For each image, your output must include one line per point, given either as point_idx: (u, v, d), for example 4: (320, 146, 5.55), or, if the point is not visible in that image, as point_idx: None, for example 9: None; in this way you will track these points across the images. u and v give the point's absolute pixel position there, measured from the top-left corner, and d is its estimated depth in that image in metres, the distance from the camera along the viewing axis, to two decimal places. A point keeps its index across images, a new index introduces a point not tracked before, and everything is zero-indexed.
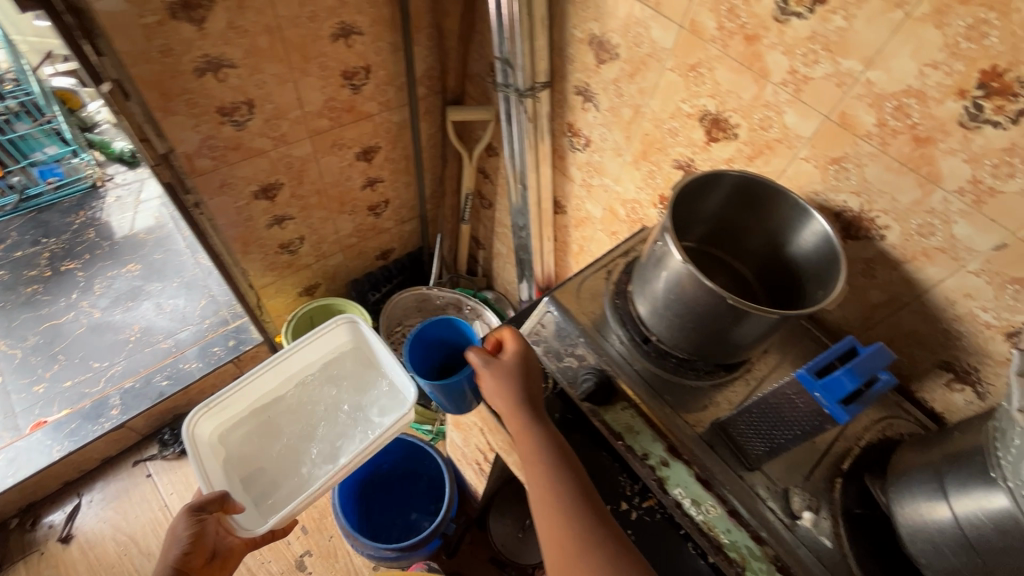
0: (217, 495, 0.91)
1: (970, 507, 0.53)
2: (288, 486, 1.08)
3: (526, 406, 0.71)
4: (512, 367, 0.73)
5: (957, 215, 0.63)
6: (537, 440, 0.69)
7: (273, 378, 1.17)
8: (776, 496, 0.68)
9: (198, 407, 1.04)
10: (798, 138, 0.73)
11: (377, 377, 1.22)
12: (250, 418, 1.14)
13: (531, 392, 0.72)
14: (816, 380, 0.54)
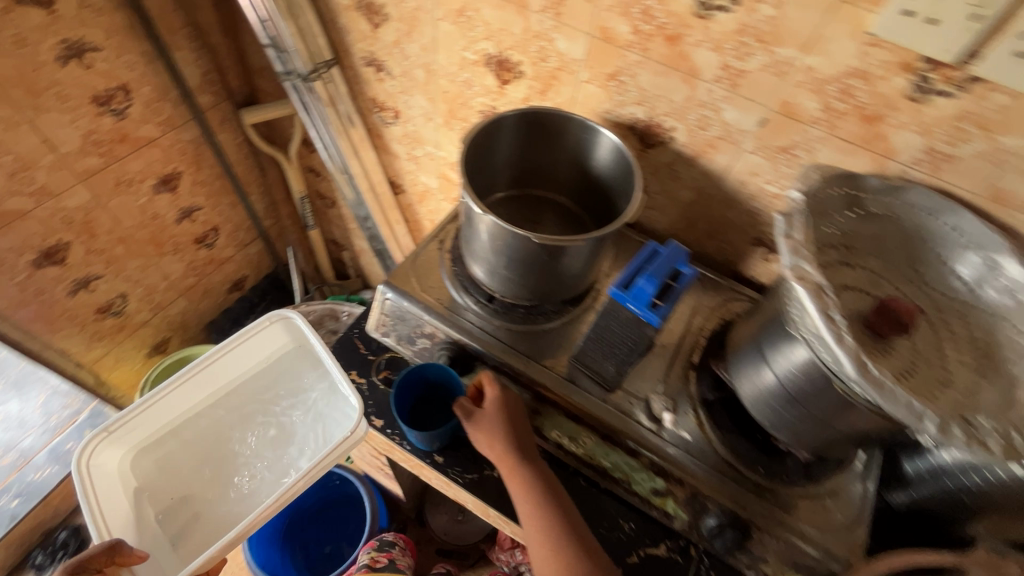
0: (104, 545, 0.66)
1: (782, 363, 0.59)
2: (202, 525, 0.85)
3: (514, 446, 0.67)
4: (499, 410, 0.68)
5: (722, 101, 0.66)
6: (529, 476, 0.66)
7: (196, 390, 0.91)
8: (640, 407, 0.70)
9: (93, 433, 0.79)
10: (575, 62, 0.73)
11: (312, 390, 0.94)
12: (158, 445, 0.89)
13: (521, 431, 0.68)
14: (627, 292, 0.55)
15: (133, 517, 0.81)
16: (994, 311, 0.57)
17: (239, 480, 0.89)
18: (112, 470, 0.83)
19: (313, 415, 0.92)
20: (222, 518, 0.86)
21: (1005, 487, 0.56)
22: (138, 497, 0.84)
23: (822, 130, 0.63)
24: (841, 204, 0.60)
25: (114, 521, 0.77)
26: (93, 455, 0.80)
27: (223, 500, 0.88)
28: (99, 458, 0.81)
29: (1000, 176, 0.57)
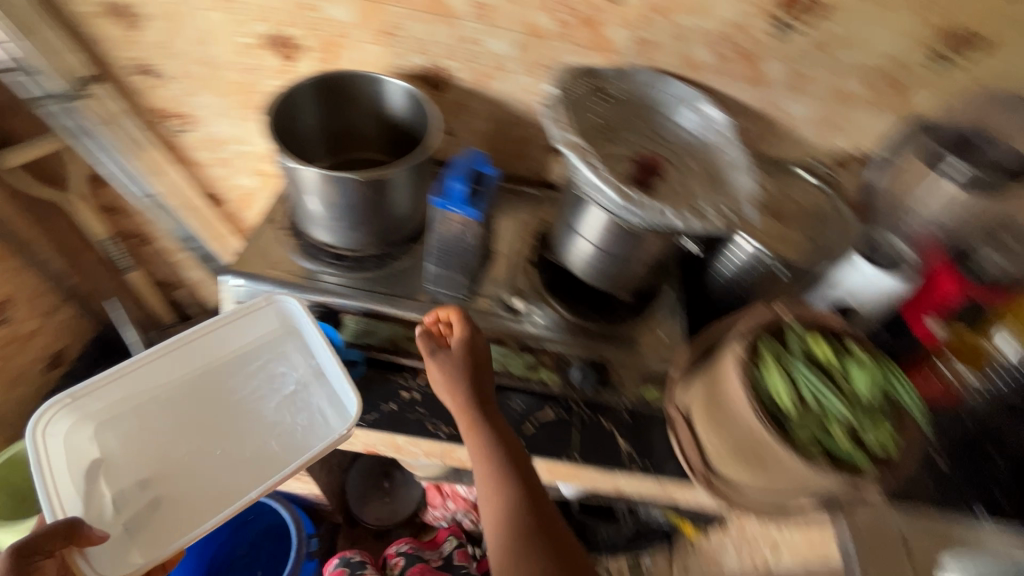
0: (61, 525, 0.64)
1: (586, 224, 0.76)
2: (165, 515, 0.76)
3: (473, 404, 0.72)
4: (459, 364, 0.72)
5: (482, 34, 0.79)
6: (485, 437, 0.70)
7: (177, 362, 0.84)
8: (495, 303, 0.82)
9: (61, 395, 0.74)
10: (349, 26, 0.80)
11: (300, 379, 0.86)
12: (128, 417, 0.81)
13: (481, 390, 0.73)
14: (445, 198, 0.64)
15: (86, 498, 0.72)
16: (706, 144, 0.79)
17: (212, 468, 0.80)
18: (67, 446, 0.75)
19: (304, 410, 0.85)
20: (187, 515, 0.76)
21: (758, 275, 0.82)
22: (92, 474, 0.75)
23: (562, 42, 0.78)
24: (591, 96, 0.78)
25: (63, 496, 0.70)
26: (54, 420, 0.74)
27: (189, 500, 0.77)
28: (57, 429, 0.74)
29: (685, 47, 0.77)
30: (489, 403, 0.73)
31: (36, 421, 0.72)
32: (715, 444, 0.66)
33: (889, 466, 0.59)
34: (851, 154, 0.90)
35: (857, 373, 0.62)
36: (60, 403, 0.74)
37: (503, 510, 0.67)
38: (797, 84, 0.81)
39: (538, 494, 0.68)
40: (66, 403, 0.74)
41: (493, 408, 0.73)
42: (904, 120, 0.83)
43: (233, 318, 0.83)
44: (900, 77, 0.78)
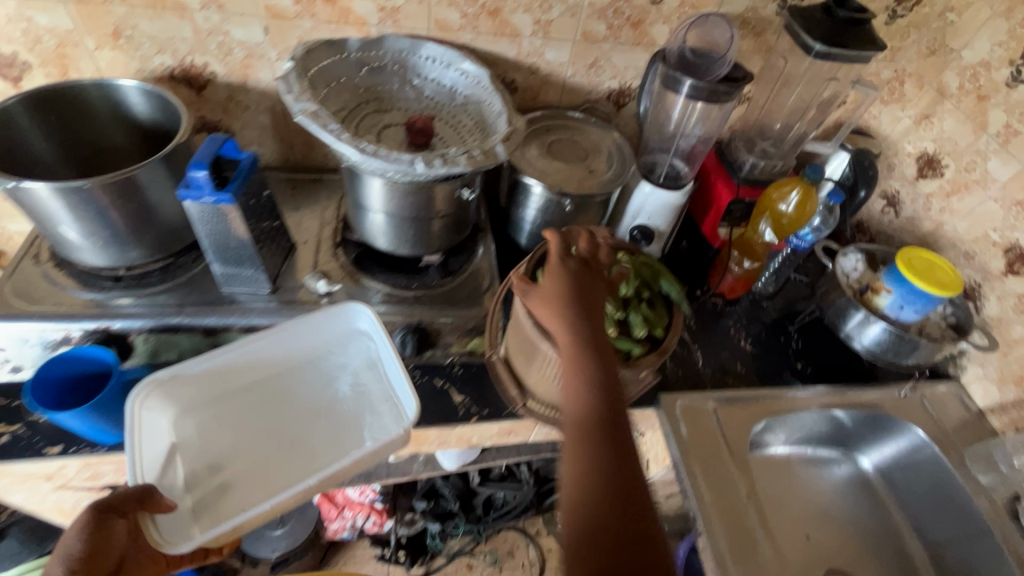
0: (135, 490, 0.62)
1: (370, 197, 0.77)
2: (229, 499, 0.70)
3: (580, 306, 0.61)
4: (569, 276, 0.62)
5: (223, 24, 0.77)
6: (590, 347, 0.59)
7: (259, 356, 0.78)
8: (301, 291, 0.80)
9: (147, 379, 0.69)
10: (71, 34, 0.75)
11: (362, 384, 0.81)
12: (203, 405, 0.76)
13: (589, 294, 0.62)
14: (193, 188, 0.62)
15: (159, 468, 0.69)
16: (473, 100, 0.83)
17: (281, 456, 0.75)
18: (159, 427, 0.72)
19: (357, 403, 0.80)
20: (245, 498, 0.71)
21: (551, 210, 0.88)
22: (166, 457, 0.71)
23: (309, 21, 0.79)
24: (353, 68, 0.79)
25: (148, 465, 0.68)
26: (150, 398, 0.71)
27: (248, 489, 0.72)
28: (155, 408, 0.72)
29: (430, 10, 0.81)
30: (599, 321, 0.61)
31: (138, 395, 0.70)
32: (527, 369, 0.72)
33: (656, 352, 0.66)
34: (620, 90, 0.98)
35: (624, 278, 0.69)
36: (146, 393, 0.70)
37: (589, 420, 0.56)
38: (546, 32, 0.87)
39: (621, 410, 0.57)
40: (154, 392, 0.71)
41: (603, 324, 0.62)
42: (647, 52, 0.93)
43: (305, 328, 0.78)
44: (630, 12, 0.87)
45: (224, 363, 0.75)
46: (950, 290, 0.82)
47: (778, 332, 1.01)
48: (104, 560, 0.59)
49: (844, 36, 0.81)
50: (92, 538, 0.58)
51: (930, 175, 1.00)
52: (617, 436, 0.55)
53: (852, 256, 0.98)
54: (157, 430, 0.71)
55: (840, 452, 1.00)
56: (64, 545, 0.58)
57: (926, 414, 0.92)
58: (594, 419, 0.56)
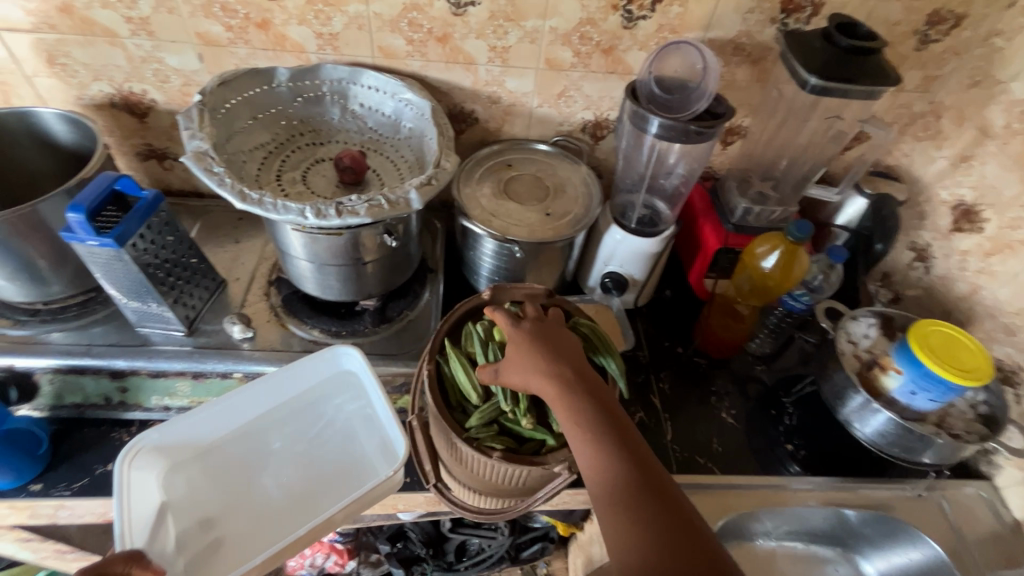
0: (123, 552, 0.52)
1: (290, 244, 0.69)
2: (224, 555, 0.64)
3: (560, 362, 0.52)
4: (536, 333, 0.54)
5: (156, 51, 0.74)
6: (578, 399, 0.50)
7: (247, 403, 0.72)
8: (219, 335, 0.75)
9: (131, 441, 0.63)
10: (7, 62, 0.73)
11: (356, 433, 0.74)
12: (195, 457, 0.70)
13: (566, 348, 0.54)
14: (74, 229, 0.59)
15: (153, 527, 0.62)
16: (416, 133, 0.76)
17: (279, 508, 0.68)
18: (149, 486, 0.65)
19: (352, 449, 0.73)
20: (242, 554, 0.64)
21: (500, 256, 0.79)
22: (158, 515, 0.64)
23: (244, 48, 0.74)
24: (285, 99, 0.75)
25: (142, 526, 0.61)
26: (140, 455, 0.64)
27: (246, 543, 0.66)
28: (144, 466, 0.65)
29: (372, 37, 0.74)
30: (587, 372, 0.53)
31: (126, 453, 0.63)
32: (440, 449, 0.62)
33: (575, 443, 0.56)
34: (596, 122, 0.88)
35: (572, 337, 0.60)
36: (135, 450, 0.63)
37: (605, 483, 0.47)
38: (504, 60, 0.78)
39: (643, 456, 0.48)
40: (144, 448, 0.65)
41: (591, 376, 0.53)
42: (624, 81, 0.82)
43: (299, 373, 0.72)
44: (599, 38, 0.77)
45: (215, 411, 0.69)
46: (976, 379, 0.66)
47: (770, 404, 0.87)
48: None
49: (844, 68, 0.68)
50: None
51: (967, 230, 0.83)
52: (644, 502, 0.45)
53: (863, 320, 0.83)
54: (148, 487, 0.65)
55: (838, 552, 0.83)
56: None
57: (944, 522, 0.76)
58: (611, 484, 0.47)
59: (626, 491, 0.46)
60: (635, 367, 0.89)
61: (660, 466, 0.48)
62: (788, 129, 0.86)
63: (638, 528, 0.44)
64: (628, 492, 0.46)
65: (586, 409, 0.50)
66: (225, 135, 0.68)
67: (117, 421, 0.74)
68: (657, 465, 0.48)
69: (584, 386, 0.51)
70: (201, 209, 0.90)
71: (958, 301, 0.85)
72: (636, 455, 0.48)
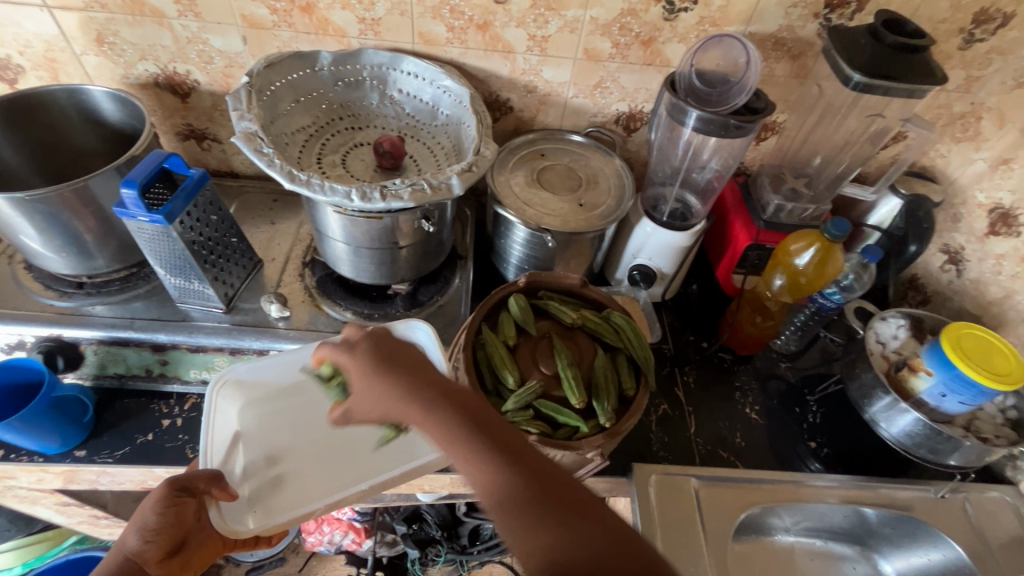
0: (208, 470, 0.61)
1: (328, 225, 0.70)
2: (285, 492, 0.65)
3: (403, 380, 0.49)
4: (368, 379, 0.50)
5: (202, 33, 0.75)
6: (443, 419, 0.47)
7: None
8: (255, 313, 0.76)
9: (220, 375, 0.67)
10: (57, 39, 0.75)
11: None
12: (271, 397, 0.71)
13: (415, 367, 0.51)
14: (127, 205, 0.61)
15: (224, 453, 0.65)
16: (453, 120, 0.77)
17: (341, 455, 0.68)
18: (229, 416, 0.68)
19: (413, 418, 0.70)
20: (303, 493, 0.65)
21: (531, 245, 0.79)
22: (230, 446, 0.67)
23: (287, 31, 0.75)
24: (327, 82, 0.76)
25: (216, 450, 0.65)
26: (226, 387, 0.68)
27: (309, 483, 0.66)
28: (229, 396, 0.69)
29: (413, 23, 0.75)
30: (449, 383, 0.50)
31: (215, 383, 0.67)
32: None
33: (606, 431, 0.58)
34: (630, 114, 0.87)
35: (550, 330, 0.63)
36: (222, 379, 0.67)
37: (489, 497, 0.44)
38: (543, 49, 0.78)
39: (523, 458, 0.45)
40: (231, 379, 0.68)
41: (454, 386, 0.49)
42: (661, 73, 0.82)
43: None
44: (639, 29, 0.77)
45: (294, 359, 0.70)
46: (1009, 384, 0.66)
47: (794, 402, 0.87)
48: (175, 534, 0.58)
49: (890, 65, 0.68)
50: (165, 514, 0.57)
51: (1004, 234, 0.81)
52: (519, 498, 0.43)
53: (892, 321, 0.83)
54: (229, 418, 0.68)
55: (856, 550, 0.84)
56: (139, 517, 0.57)
57: (967, 526, 0.76)
58: (496, 501, 0.43)
59: (498, 485, 0.44)
60: (660, 360, 0.89)
61: (544, 460, 0.45)
62: (824, 126, 0.85)
63: (535, 537, 0.41)
64: (503, 483, 0.44)
65: (458, 423, 0.46)
66: (270, 117, 0.70)
67: (155, 394, 0.76)
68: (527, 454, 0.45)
69: (452, 399, 0.48)
70: (238, 189, 0.92)
71: (991, 304, 0.84)
72: (516, 459, 0.45)
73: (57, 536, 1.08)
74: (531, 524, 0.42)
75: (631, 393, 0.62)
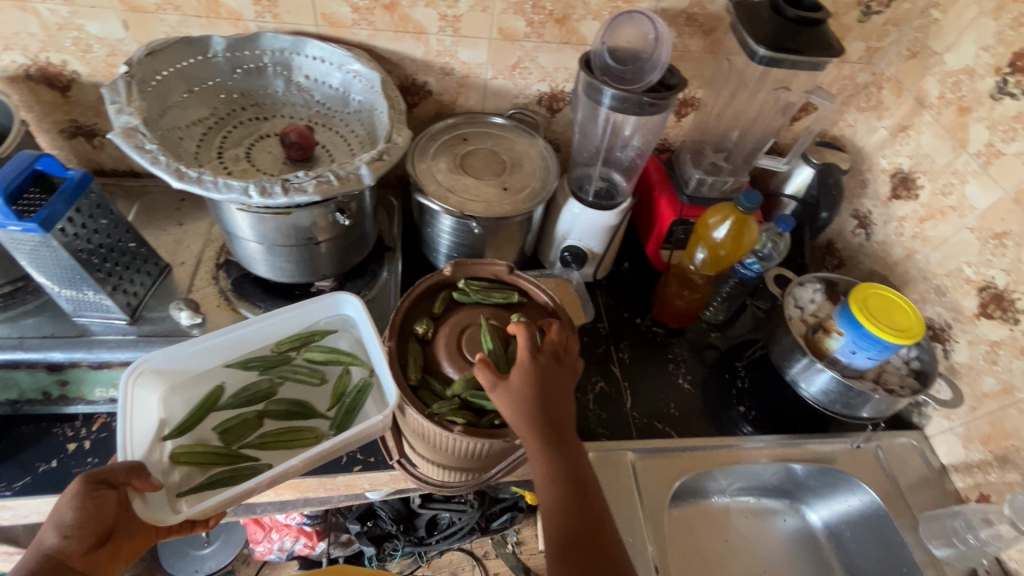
0: (125, 463, 0.55)
1: (236, 225, 0.66)
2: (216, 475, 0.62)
3: (535, 393, 0.53)
4: (536, 372, 0.54)
5: (74, 18, 0.68)
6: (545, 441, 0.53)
7: (253, 339, 0.68)
8: (164, 323, 0.71)
9: (135, 363, 0.61)
10: None
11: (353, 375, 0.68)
12: (198, 381, 0.66)
13: (555, 388, 0.55)
14: None
15: (147, 442, 0.60)
16: (366, 106, 0.73)
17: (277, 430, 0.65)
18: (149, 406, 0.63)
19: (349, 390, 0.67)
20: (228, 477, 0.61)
21: (457, 233, 0.78)
22: (153, 435, 0.62)
23: (174, 14, 0.69)
24: (223, 70, 0.71)
25: (137, 441, 0.60)
26: (143, 375, 0.62)
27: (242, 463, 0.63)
28: (147, 386, 0.63)
29: (314, 4, 0.70)
30: (565, 425, 0.54)
31: (129, 371, 0.61)
32: (405, 426, 0.63)
33: None
34: (552, 94, 0.86)
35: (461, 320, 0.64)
36: (138, 368, 0.61)
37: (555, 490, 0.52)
38: (456, 29, 0.76)
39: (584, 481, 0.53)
40: (149, 368, 0.62)
41: (565, 426, 0.54)
42: (579, 51, 0.81)
43: (294, 312, 0.68)
44: (552, 7, 0.75)
45: (219, 342, 0.66)
46: (908, 337, 0.71)
47: (724, 368, 0.90)
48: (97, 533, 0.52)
49: (791, 40, 0.70)
50: (84, 508, 0.51)
51: (904, 197, 0.86)
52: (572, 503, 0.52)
53: (810, 286, 0.87)
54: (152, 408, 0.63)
55: (786, 504, 0.89)
56: (56, 514, 0.51)
57: (880, 471, 0.82)
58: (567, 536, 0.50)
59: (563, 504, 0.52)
60: (596, 338, 0.91)
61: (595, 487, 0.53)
62: (738, 100, 0.87)
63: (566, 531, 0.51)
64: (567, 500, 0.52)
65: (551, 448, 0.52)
66: (158, 110, 0.64)
67: (59, 416, 0.70)
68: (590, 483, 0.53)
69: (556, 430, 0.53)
70: (139, 189, 0.85)
71: (896, 264, 0.89)
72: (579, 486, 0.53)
73: None
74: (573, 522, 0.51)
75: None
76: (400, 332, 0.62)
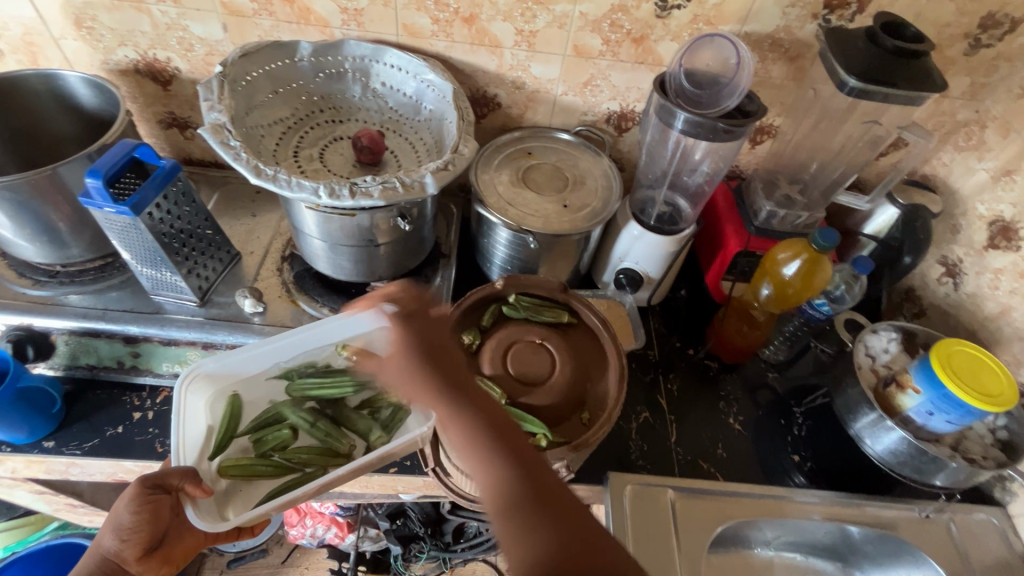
0: (180, 468, 0.58)
1: (304, 222, 0.68)
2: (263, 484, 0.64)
3: (431, 372, 0.53)
4: (411, 355, 0.54)
5: (181, 19, 0.73)
6: (465, 413, 0.50)
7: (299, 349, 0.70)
8: (229, 308, 0.75)
9: (188, 370, 0.64)
10: (36, 23, 0.74)
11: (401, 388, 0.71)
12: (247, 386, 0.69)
13: (444, 356, 0.55)
14: (92, 195, 0.60)
15: (200, 450, 0.64)
16: (436, 116, 0.75)
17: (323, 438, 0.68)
18: (201, 411, 0.66)
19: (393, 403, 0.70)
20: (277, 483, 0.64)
21: (513, 247, 0.78)
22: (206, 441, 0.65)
23: (268, 20, 0.73)
24: (307, 74, 0.75)
25: (191, 447, 0.63)
26: (197, 380, 0.65)
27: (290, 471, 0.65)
28: (199, 390, 0.66)
29: (397, 15, 0.73)
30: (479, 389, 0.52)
31: (184, 377, 0.64)
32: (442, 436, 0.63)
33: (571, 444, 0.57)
34: (621, 114, 0.85)
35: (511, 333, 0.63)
36: (193, 374, 0.64)
37: (494, 484, 0.46)
38: (531, 44, 0.76)
39: (523, 461, 0.47)
40: (202, 374, 0.65)
41: (477, 391, 0.52)
42: (653, 72, 0.79)
43: (339, 323, 0.70)
44: (630, 26, 0.74)
45: (268, 351, 0.68)
46: (999, 405, 0.64)
47: (779, 413, 0.85)
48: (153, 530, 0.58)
49: (886, 71, 0.65)
50: (141, 512, 0.57)
51: (1003, 248, 0.78)
52: (513, 490, 0.46)
53: (883, 335, 0.81)
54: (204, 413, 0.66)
55: (837, 567, 0.82)
56: (116, 515, 0.57)
57: (950, 547, 0.74)
58: (501, 505, 0.46)
59: (506, 489, 0.46)
60: (644, 365, 0.88)
61: (545, 471, 0.47)
62: (821, 131, 0.82)
63: (519, 533, 0.44)
64: (506, 492, 0.46)
65: (471, 417, 0.50)
66: (244, 108, 0.68)
67: (129, 386, 0.75)
68: (531, 463, 0.48)
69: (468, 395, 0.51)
70: (221, 179, 0.91)
71: (987, 320, 0.81)
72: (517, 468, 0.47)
73: (38, 521, 1.08)
74: (522, 513, 0.44)
75: (586, 421, 0.60)
76: (448, 340, 0.62)
